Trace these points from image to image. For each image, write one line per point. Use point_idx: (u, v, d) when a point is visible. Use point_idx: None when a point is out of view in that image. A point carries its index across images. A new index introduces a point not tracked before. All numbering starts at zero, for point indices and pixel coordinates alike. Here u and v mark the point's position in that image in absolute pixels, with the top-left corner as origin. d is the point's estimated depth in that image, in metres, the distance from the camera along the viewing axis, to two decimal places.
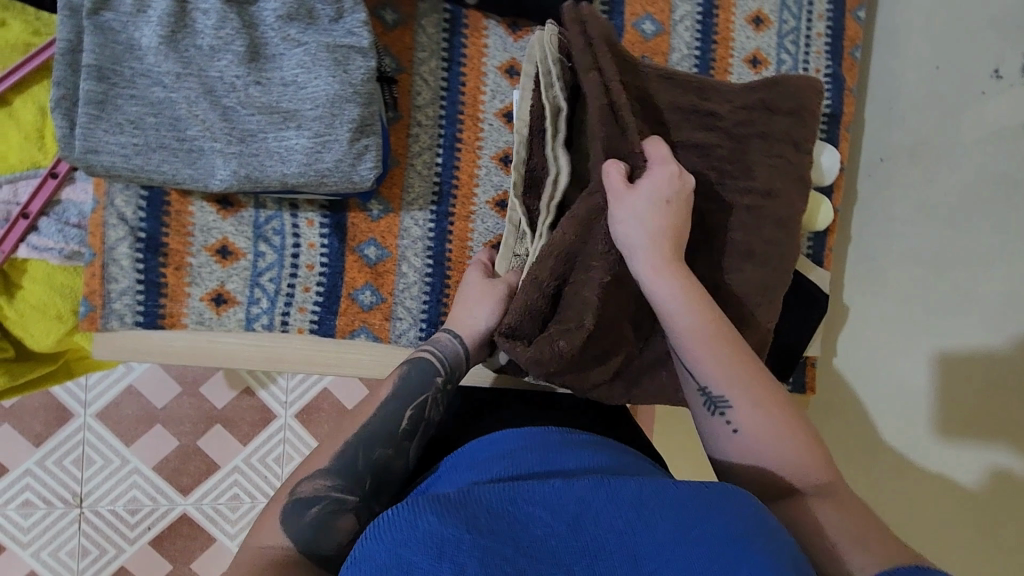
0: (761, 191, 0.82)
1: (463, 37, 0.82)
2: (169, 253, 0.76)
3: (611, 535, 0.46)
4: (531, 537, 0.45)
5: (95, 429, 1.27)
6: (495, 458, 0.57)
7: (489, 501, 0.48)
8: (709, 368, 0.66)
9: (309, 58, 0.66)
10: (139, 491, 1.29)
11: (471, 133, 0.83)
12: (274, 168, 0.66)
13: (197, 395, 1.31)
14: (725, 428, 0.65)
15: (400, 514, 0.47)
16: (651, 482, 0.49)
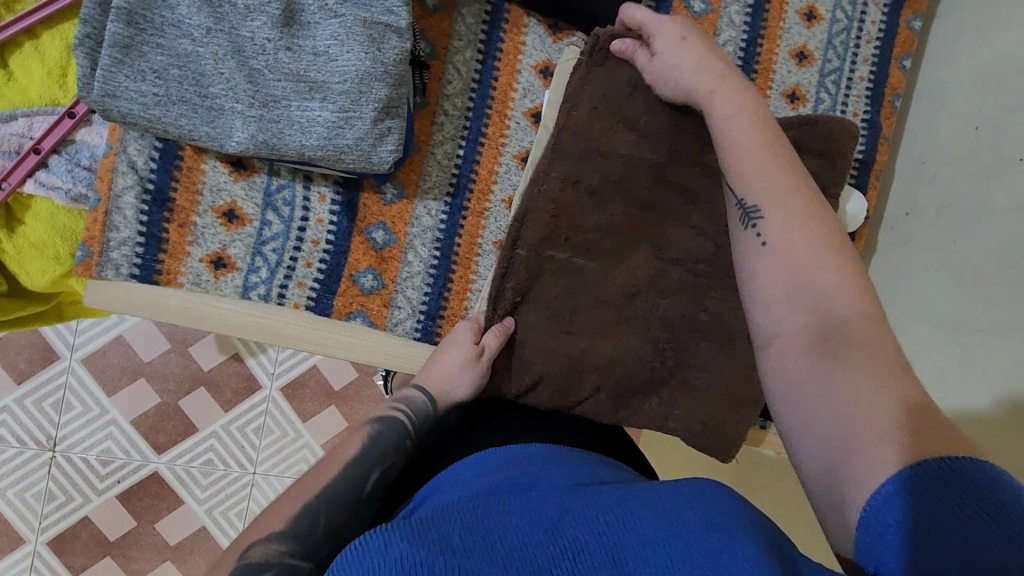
0: None
1: (503, 31, 0.80)
2: (175, 209, 0.74)
3: (590, 537, 0.46)
4: (506, 548, 0.44)
5: (78, 374, 1.26)
6: (475, 479, 0.56)
7: (462, 522, 0.47)
8: (753, 181, 0.61)
9: (344, 30, 0.64)
10: (114, 443, 1.27)
11: (496, 129, 0.81)
12: (293, 138, 0.65)
13: (185, 354, 1.30)
14: (754, 242, 0.59)
15: (372, 542, 0.45)
16: (620, 497, 0.51)
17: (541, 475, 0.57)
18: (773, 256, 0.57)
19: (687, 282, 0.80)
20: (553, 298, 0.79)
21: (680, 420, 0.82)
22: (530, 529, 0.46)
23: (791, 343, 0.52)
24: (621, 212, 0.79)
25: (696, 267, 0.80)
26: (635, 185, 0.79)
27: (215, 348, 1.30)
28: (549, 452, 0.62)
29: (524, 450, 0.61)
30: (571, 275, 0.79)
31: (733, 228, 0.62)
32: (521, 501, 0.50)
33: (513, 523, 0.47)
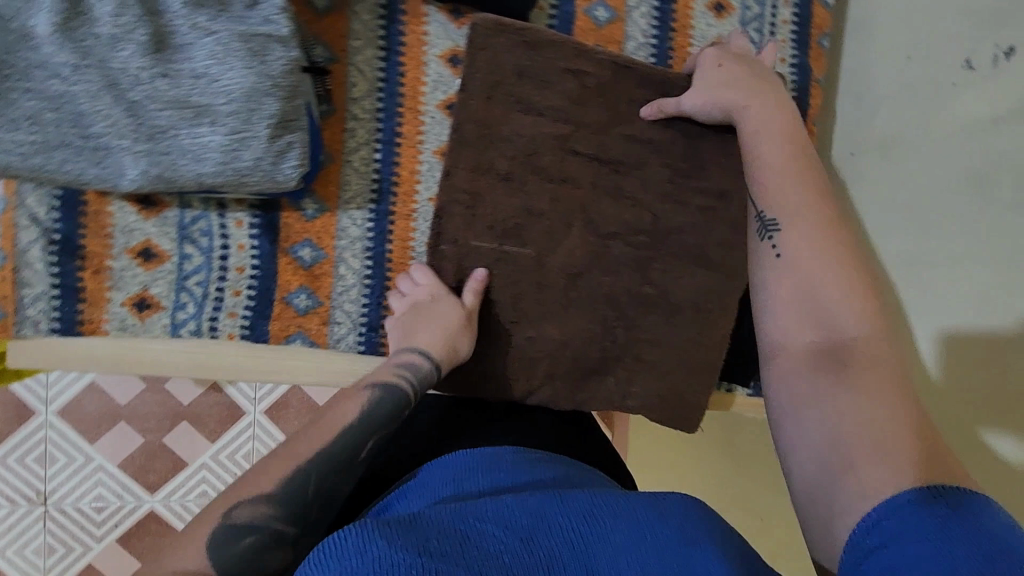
0: (715, 192, 0.80)
1: (402, 24, 0.76)
2: (87, 256, 0.72)
3: (565, 547, 0.45)
4: (483, 554, 0.44)
5: (58, 427, 1.23)
6: (444, 482, 0.56)
7: (442, 524, 0.46)
8: (772, 198, 0.70)
9: (221, 48, 0.60)
10: (105, 489, 1.25)
11: (411, 127, 0.78)
12: (188, 167, 0.61)
13: (161, 392, 1.27)
14: (770, 251, 0.68)
15: (348, 538, 0.44)
16: (604, 495, 0.51)
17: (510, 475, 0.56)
18: (785, 269, 0.65)
19: (629, 253, 0.79)
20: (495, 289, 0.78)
21: (637, 399, 0.82)
22: (506, 535, 0.46)
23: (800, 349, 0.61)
24: (549, 192, 0.78)
25: (635, 239, 0.80)
26: (557, 161, 0.78)
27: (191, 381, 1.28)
28: (521, 454, 0.61)
29: (493, 450, 0.60)
30: (504, 264, 0.77)
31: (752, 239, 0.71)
32: (495, 501, 0.49)
33: (489, 525, 0.46)
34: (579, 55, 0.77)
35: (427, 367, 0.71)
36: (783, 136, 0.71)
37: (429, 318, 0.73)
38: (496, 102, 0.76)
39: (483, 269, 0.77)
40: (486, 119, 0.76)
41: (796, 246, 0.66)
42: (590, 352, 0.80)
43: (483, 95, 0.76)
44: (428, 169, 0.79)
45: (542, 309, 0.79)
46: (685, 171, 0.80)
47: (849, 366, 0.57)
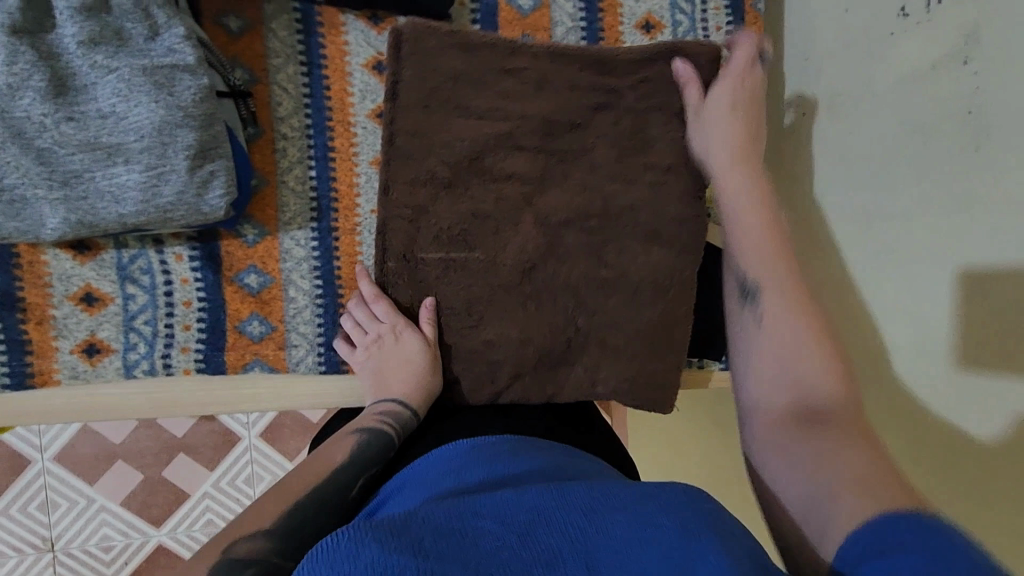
0: (661, 167, 0.78)
1: (320, 37, 0.75)
2: (29, 307, 0.70)
3: (564, 543, 0.41)
4: (483, 552, 0.40)
5: (56, 472, 1.21)
6: (440, 476, 0.53)
7: (438, 523, 0.43)
8: (749, 257, 0.68)
9: (125, 84, 0.59)
10: (110, 529, 1.25)
11: (343, 140, 0.76)
12: (109, 209, 0.61)
13: (155, 426, 1.25)
14: (750, 316, 0.65)
15: (340, 544, 0.40)
16: (601, 488, 0.47)
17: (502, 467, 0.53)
18: (767, 333, 0.63)
19: (583, 240, 0.77)
20: (450, 295, 0.76)
21: (607, 383, 0.80)
22: (502, 532, 0.42)
23: (775, 413, 0.58)
24: (493, 191, 0.75)
25: (587, 224, 0.77)
26: (501, 159, 0.75)
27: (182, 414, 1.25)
28: (516, 442, 0.59)
29: (489, 441, 0.58)
30: (457, 270, 0.76)
31: (730, 301, 0.69)
32: (492, 500, 0.45)
33: (488, 526, 0.42)
34: (512, 53, 0.74)
35: (408, 414, 0.70)
36: (751, 191, 0.71)
37: (398, 363, 0.73)
38: (432, 111, 0.73)
39: (431, 297, 0.76)
40: (419, 124, 0.73)
41: (775, 314, 0.63)
42: (555, 345, 0.78)
43: (415, 104, 0.72)
44: (367, 181, 0.77)
45: (498, 308, 0.77)
46: (630, 151, 0.78)
47: (820, 423, 0.54)
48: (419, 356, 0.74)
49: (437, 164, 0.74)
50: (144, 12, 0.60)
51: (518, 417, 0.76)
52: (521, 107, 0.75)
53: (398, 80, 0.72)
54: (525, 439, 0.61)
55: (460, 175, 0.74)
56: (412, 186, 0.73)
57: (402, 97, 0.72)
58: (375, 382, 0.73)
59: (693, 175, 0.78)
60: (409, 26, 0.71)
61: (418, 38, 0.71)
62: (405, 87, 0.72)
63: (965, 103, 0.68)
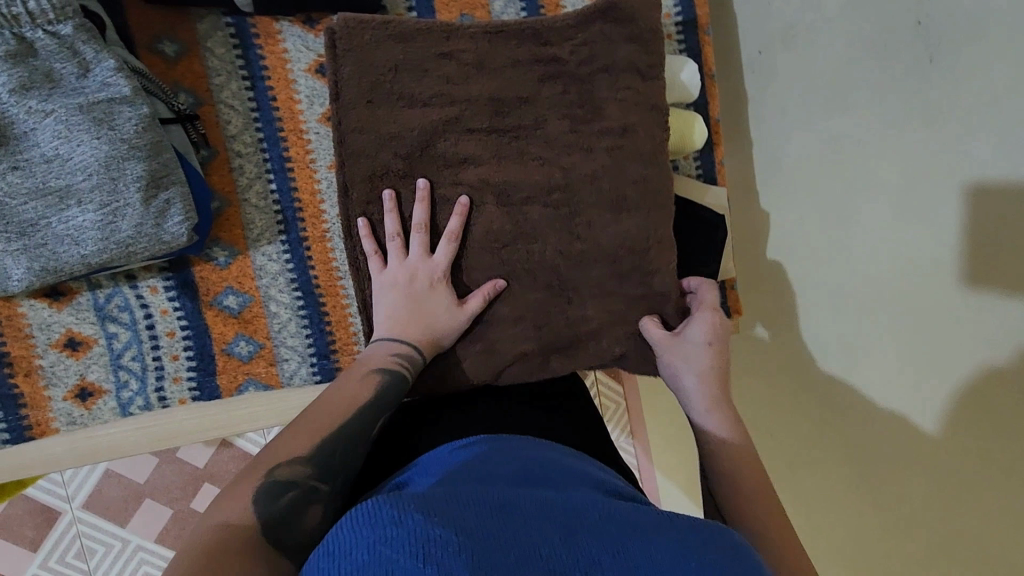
0: (617, 132, 0.76)
1: (258, 48, 0.74)
2: (14, 361, 0.71)
3: (605, 552, 0.38)
4: (521, 542, 0.37)
5: (88, 520, 1.14)
6: (465, 464, 0.50)
7: (481, 507, 0.40)
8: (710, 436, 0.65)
9: (63, 125, 0.58)
10: (151, 567, 1.17)
11: (298, 149, 0.76)
12: (70, 252, 0.61)
13: (176, 461, 1.18)
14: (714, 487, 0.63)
15: (382, 508, 0.39)
16: (656, 516, 0.43)
17: (541, 463, 0.51)
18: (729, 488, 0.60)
19: (550, 214, 0.76)
20: None
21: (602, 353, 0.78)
22: (545, 530, 0.39)
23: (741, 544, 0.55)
24: (451, 177, 0.73)
25: (551, 201, 0.75)
26: (454, 145, 0.73)
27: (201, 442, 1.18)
28: (532, 441, 0.56)
29: (515, 437, 0.56)
30: None
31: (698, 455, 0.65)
32: (535, 495, 0.43)
33: (531, 519, 0.40)
34: (448, 37, 0.73)
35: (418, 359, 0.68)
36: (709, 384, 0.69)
37: (425, 307, 0.70)
38: (380, 104, 0.72)
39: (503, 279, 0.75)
40: (366, 115, 0.71)
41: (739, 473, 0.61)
42: (547, 321, 0.77)
43: (360, 98, 0.71)
44: (329, 187, 0.77)
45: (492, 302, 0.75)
46: (583, 118, 0.76)
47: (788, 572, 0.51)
48: (446, 301, 0.71)
49: (390, 154, 0.72)
50: (70, 50, 0.59)
51: (509, 398, 0.72)
52: (469, 88, 0.74)
53: (337, 76, 0.71)
54: (540, 439, 0.58)
55: (418, 162, 0.73)
56: (370, 179, 0.72)
57: (346, 91, 0.71)
58: (391, 316, 0.69)
59: (650, 133, 0.77)
60: (340, 21, 0.71)
61: (354, 30, 0.71)
62: (346, 81, 0.71)
63: (914, 14, 0.70)
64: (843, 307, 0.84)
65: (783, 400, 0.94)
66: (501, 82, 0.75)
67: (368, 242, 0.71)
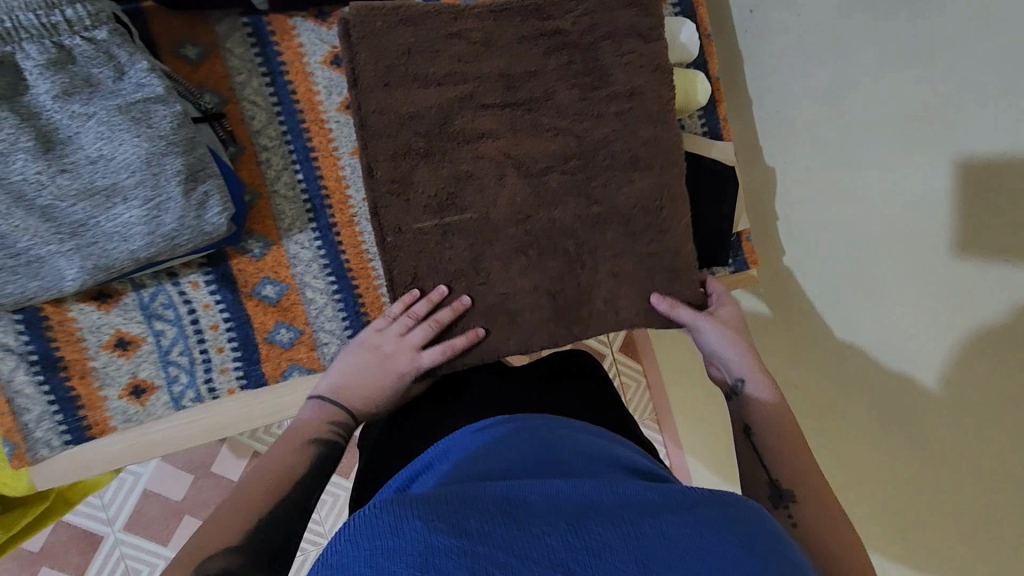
0: (624, 93, 0.79)
1: (275, 45, 0.77)
2: (69, 365, 0.73)
3: (614, 535, 0.39)
4: (526, 536, 0.38)
5: (130, 541, 1.15)
6: (469, 458, 0.51)
7: (483, 500, 0.40)
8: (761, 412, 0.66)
9: (105, 126, 0.61)
10: None
11: (321, 139, 0.79)
12: (119, 249, 0.63)
13: (212, 476, 1.19)
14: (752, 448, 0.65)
15: (377, 516, 0.39)
16: (659, 489, 0.45)
17: (545, 445, 0.52)
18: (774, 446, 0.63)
19: (568, 180, 0.78)
20: (458, 257, 0.76)
21: (630, 310, 0.80)
22: (552, 519, 0.39)
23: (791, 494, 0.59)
24: (469, 151, 0.76)
25: (568, 167, 0.78)
26: (469, 119, 0.76)
27: (234, 456, 1.20)
28: (541, 422, 0.57)
29: (520, 419, 0.56)
30: (455, 235, 0.76)
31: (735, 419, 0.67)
32: (540, 481, 0.43)
33: (539, 513, 0.40)
34: (455, 18, 0.76)
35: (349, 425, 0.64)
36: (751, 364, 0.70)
37: (378, 371, 0.67)
38: (396, 86, 0.74)
39: (473, 334, 0.74)
40: (383, 98, 0.74)
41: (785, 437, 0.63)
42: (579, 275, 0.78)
43: (377, 83, 0.74)
44: (353, 173, 0.80)
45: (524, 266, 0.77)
46: (591, 85, 0.79)
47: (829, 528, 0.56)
48: (399, 388, 0.67)
49: (410, 133, 0.75)
50: (107, 54, 0.63)
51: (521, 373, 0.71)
52: (476, 65, 0.76)
53: (351, 63, 0.73)
54: (547, 420, 0.58)
55: (438, 138, 0.75)
56: (393, 159, 0.74)
57: (361, 78, 0.73)
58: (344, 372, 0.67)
59: (657, 92, 0.80)
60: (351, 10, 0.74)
61: (365, 19, 0.74)
62: (358, 66, 0.73)
63: None
64: (851, 248, 0.85)
65: (801, 352, 0.94)
66: (510, 55, 0.77)
67: (397, 305, 0.73)
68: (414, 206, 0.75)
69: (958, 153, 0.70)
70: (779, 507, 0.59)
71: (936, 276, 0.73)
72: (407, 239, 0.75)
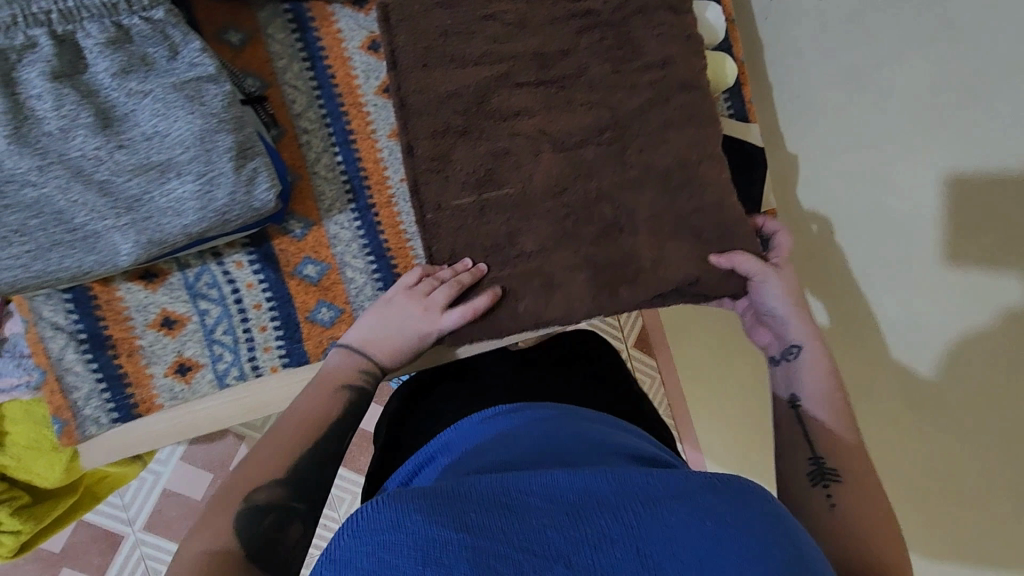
0: (657, 63, 0.81)
1: (314, 31, 0.79)
2: (117, 343, 0.75)
3: (613, 524, 0.42)
4: (526, 530, 0.41)
5: (151, 540, 1.15)
6: (484, 445, 0.54)
7: (485, 493, 0.44)
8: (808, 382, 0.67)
9: (161, 103, 0.63)
10: None
11: (360, 122, 0.81)
12: (173, 224, 0.64)
13: None
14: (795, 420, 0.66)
15: (382, 510, 0.42)
16: (659, 473, 0.47)
17: (556, 435, 0.54)
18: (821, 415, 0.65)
19: (604, 153, 0.79)
20: (499, 228, 0.77)
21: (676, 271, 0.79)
22: (550, 511, 0.43)
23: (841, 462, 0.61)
24: (506, 129, 0.78)
25: (604, 138, 0.80)
26: (505, 98, 0.78)
27: None
28: (550, 412, 0.59)
29: (528, 409, 0.59)
30: (493, 210, 0.77)
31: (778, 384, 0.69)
32: (543, 471, 0.46)
33: (538, 504, 0.43)
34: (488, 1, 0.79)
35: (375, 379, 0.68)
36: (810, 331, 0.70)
37: (401, 326, 0.69)
38: (435, 66, 0.77)
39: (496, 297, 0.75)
40: (420, 77, 0.76)
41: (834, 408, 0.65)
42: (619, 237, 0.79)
43: (414, 63, 0.76)
44: (392, 155, 0.82)
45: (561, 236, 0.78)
46: (623, 59, 0.81)
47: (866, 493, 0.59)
48: (419, 344, 0.70)
49: (446, 109, 0.76)
50: (162, 34, 0.65)
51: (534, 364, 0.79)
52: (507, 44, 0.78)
53: (388, 44, 0.76)
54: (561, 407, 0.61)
55: (476, 115, 0.77)
56: (432, 137, 0.76)
57: (396, 61, 0.76)
58: (370, 324, 0.69)
59: (689, 62, 0.82)
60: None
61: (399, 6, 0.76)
62: (393, 47, 0.76)
63: None
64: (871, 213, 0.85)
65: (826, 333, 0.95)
66: (543, 33, 0.80)
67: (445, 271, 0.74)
68: (453, 184, 0.76)
69: (969, 114, 0.71)
70: (817, 484, 0.60)
71: (953, 233, 0.73)
72: (445, 216, 0.76)
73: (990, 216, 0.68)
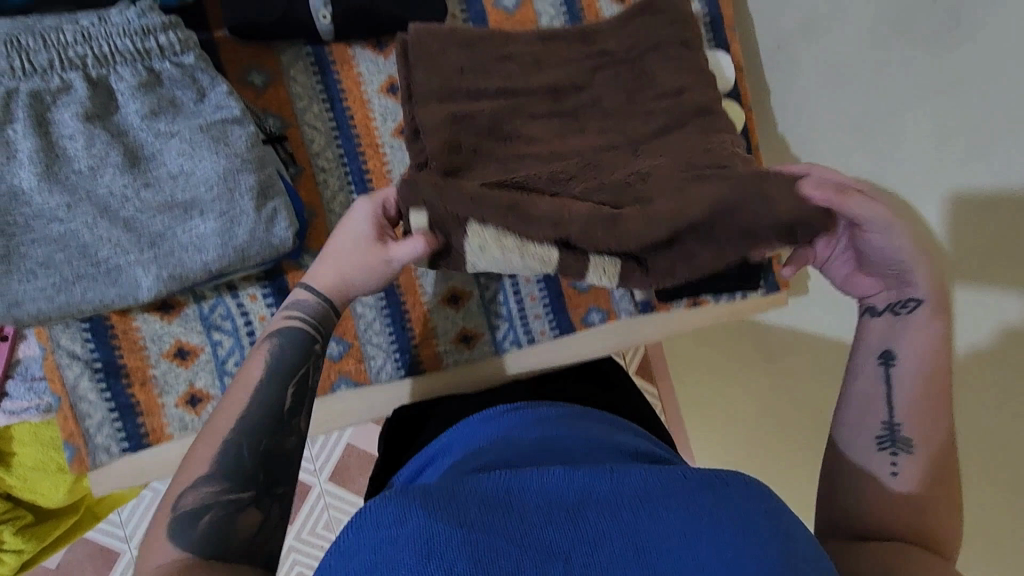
0: (671, 92, 0.80)
1: (335, 73, 0.82)
2: (131, 372, 0.76)
3: (610, 523, 0.42)
4: (525, 526, 0.42)
5: None
6: (485, 448, 0.54)
7: (486, 491, 0.44)
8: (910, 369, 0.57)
9: (188, 144, 0.65)
10: None
11: (375, 162, 0.83)
12: (193, 260, 0.66)
13: None
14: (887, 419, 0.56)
15: (384, 506, 0.43)
16: (659, 469, 0.46)
17: (556, 433, 0.54)
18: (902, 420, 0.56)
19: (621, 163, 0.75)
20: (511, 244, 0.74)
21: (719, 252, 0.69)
22: (550, 509, 0.43)
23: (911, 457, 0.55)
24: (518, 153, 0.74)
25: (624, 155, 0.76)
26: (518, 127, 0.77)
27: None
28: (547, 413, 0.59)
29: (524, 411, 0.59)
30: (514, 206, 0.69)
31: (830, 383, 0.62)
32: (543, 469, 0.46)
33: (537, 500, 0.43)
34: (506, 44, 0.82)
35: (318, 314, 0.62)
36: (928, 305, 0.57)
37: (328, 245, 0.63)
38: (452, 98, 0.75)
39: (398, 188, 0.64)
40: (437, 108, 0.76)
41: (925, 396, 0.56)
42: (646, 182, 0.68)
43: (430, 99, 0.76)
44: None
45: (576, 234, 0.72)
46: (637, 88, 0.82)
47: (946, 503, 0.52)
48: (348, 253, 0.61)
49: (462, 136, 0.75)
50: (191, 78, 0.67)
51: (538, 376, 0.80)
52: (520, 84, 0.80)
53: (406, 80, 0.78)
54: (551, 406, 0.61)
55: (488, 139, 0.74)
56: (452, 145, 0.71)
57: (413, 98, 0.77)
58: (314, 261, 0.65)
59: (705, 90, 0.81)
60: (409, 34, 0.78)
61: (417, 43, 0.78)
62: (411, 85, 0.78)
63: None
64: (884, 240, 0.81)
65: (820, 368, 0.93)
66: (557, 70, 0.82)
67: None
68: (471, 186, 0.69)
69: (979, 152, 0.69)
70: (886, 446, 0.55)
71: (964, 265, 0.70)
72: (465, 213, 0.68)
73: (985, 226, 0.67)
